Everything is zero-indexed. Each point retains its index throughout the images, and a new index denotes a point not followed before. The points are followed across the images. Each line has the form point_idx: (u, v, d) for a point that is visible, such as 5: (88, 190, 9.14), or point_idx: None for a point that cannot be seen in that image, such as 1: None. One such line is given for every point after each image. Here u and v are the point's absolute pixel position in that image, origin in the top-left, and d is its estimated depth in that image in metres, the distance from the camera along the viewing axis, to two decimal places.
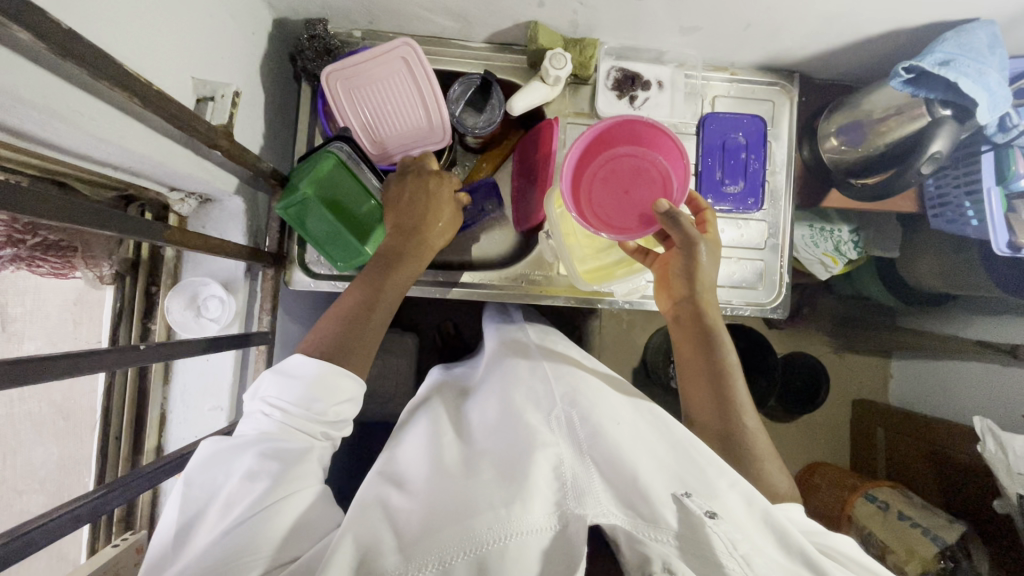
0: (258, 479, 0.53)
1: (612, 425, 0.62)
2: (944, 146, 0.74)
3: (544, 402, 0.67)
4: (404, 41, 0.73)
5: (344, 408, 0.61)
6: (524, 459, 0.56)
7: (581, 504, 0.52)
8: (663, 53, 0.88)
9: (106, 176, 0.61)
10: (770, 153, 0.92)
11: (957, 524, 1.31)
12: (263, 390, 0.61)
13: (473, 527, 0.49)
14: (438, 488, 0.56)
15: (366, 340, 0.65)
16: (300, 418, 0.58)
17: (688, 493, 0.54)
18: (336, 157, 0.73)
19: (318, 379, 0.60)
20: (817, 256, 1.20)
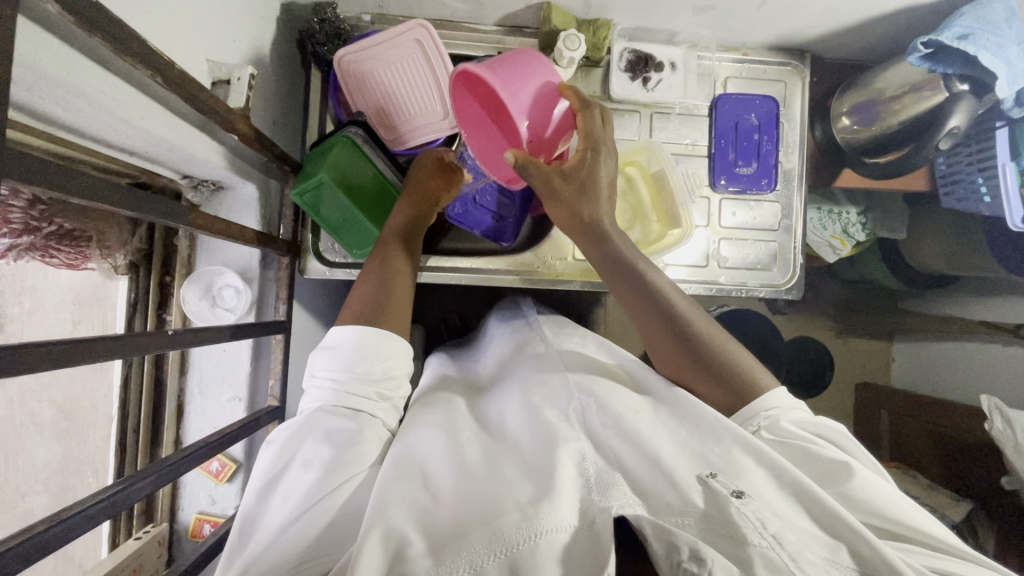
0: (305, 471, 0.54)
1: (634, 415, 0.59)
2: (961, 121, 0.75)
3: (561, 392, 0.65)
4: (419, 23, 0.72)
5: (391, 362, 0.62)
6: (548, 457, 0.55)
7: (606, 496, 0.52)
8: (675, 34, 0.87)
9: (121, 161, 0.60)
10: (782, 134, 0.92)
11: (962, 503, 1.36)
12: (312, 369, 0.64)
13: (501, 530, 0.48)
14: (461, 488, 0.54)
15: (394, 320, 0.65)
16: (351, 382, 0.61)
17: (714, 474, 0.53)
18: (350, 142, 0.72)
19: (360, 345, 0.62)
20: (825, 238, 1.20)
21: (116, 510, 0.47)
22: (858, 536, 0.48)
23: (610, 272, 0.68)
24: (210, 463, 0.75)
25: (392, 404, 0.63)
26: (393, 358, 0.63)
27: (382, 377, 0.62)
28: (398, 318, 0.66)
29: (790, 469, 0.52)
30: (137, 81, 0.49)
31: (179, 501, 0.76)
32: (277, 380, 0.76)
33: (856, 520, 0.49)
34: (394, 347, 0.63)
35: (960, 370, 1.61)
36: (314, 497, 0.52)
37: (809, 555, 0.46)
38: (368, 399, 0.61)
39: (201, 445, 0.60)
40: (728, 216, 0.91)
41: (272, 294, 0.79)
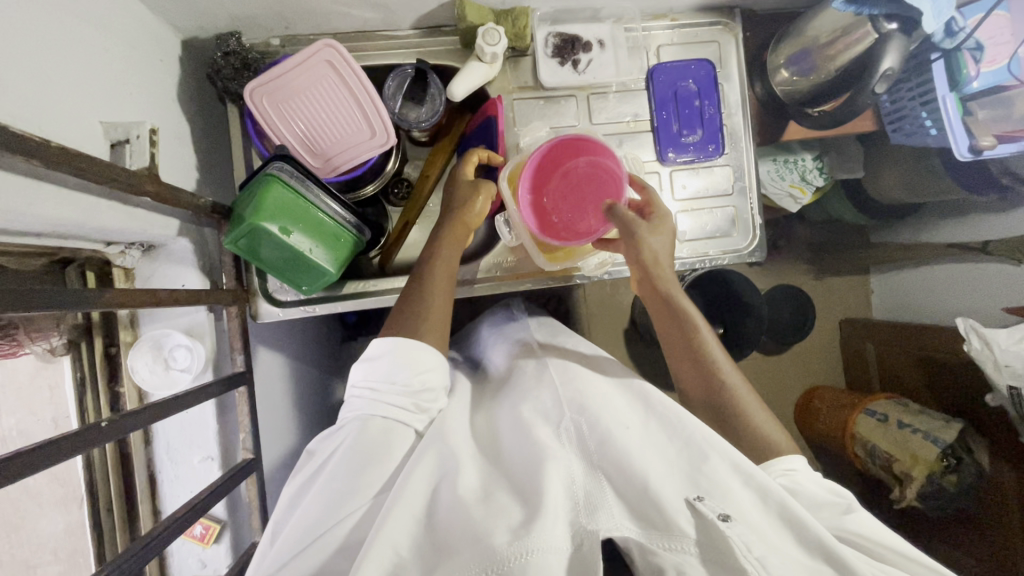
0: (325, 493, 0.57)
1: (623, 430, 0.59)
2: (893, 62, 0.75)
3: (552, 409, 0.64)
4: (326, 44, 0.69)
5: (426, 374, 0.65)
6: (536, 474, 0.54)
7: (594, 518, 0.51)
8: (599, 10, 0.84)
9: (30, 245, 0.57)
10: (723, 96, 0.90)
11: (954, 423, 1.41)
12: (353, 379, 0.67)
13: (489, 550, 0.48)
14: (449, 508, 0.54)
15: (432, 335, 0.69)
16: (390, 393, 0.64)
17: (701, 497, 0.52)
18: (281, 180, 0.69)
19: (398, 354, 0.65)
20: (785, 189, 1.20)
21: None
22: (839, 561, 0.48)
23: (662, 323, 0.74)
24: (193, 528, 0.73)
25: (427, 414, 0.65)
26: (428, 370, 0.66)
27: (419, 389, 0.65)
28: (434, 331, 0.69)
29: (775, 489, 0.52)
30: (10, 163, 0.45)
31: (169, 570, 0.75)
32: (247, 433, 0.75)
33: (832, 538, 0.50)
34: (427, 356, 0.66)
35: (936, 294, 1.63)
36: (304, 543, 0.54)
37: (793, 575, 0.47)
38: (405, 408, 0.64)
39: (184, 512, 0.60)
40: (681, 188, 0.90)
41: (227, 345, 0.77)
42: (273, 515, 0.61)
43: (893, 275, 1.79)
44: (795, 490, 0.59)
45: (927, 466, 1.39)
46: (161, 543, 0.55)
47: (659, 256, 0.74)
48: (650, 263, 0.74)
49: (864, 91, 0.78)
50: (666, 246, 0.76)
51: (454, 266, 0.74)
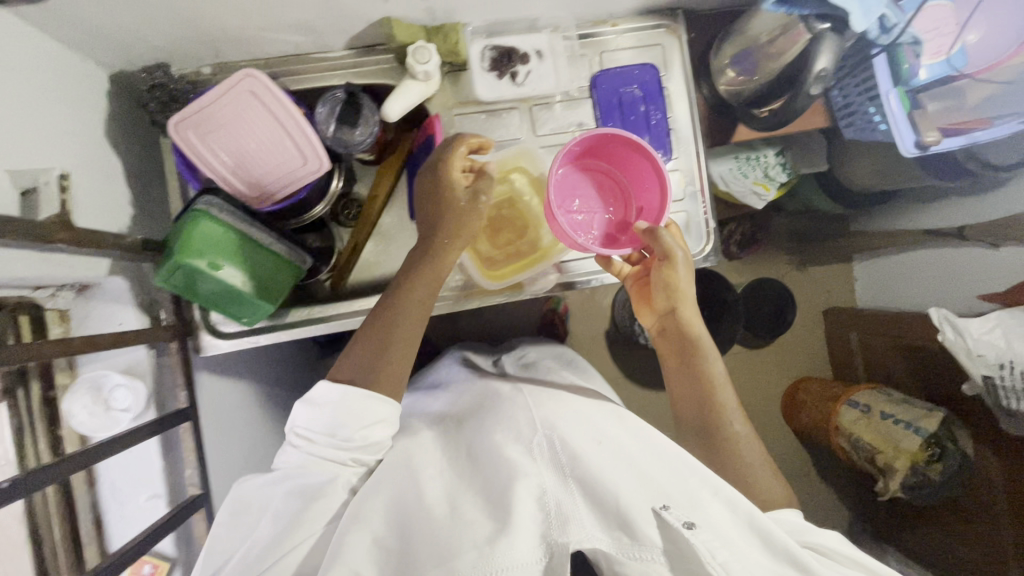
0: (270, 528, 0.59)
1: (592, 448, 0.60)
2: (828, 63, 0.69)
3: (524, 428, 0.65)
4: (246, 74, 0.68)
5: (370, 425, 0.63)
6: (506, 490, 0.56)
7: (565, 531, 0.53)
8: (536, 20, 0.82)
9: None
10: (670, 100, 0.88)
11: (937, 411, 1.40)
12: (296, 420, 0.66)
13: (457, 567, 0.51)
14: (425, 525, 0.56)
15: (387, 376, 0.66)
16: (326, 446, 0.63)
17: (667, 506, 0.54)
18: (209, 215, 0.68)
19: (344, 405, 0.62)
20: (748, 187, 1.18)
21: None
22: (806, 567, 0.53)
23: (674, 357, 0.81)
24: (141, 567, 0.73)
25: (366, 464, 0.65)
26: (372, 423, 0.63)
27: (361, 443, 0.63)
28: (395, 371, 0.66)
29: (745, 500, 0.55)
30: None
31: None
32: (194, 468, 0.75)
33: (798, 548, 0.54)
34: (375, 408, 0.63)
35: (916, 281, 1.61)
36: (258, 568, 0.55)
37: None
38: (345, 463, 0.63)
39: (118, 556, 0.59)
40: None
41: (170, 381, 0.76)
42: (215, 529, 0.63)
43: (875, 261, 1.77)
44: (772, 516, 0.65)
45: (911, 456, 1.38)
46: None
47: (682, 294, 0.79)
48: (674, 296, 0.79)
49: (800, 93, 0.72)
50: (692, 287, 0.80)
51: (427, 304, 0.70)
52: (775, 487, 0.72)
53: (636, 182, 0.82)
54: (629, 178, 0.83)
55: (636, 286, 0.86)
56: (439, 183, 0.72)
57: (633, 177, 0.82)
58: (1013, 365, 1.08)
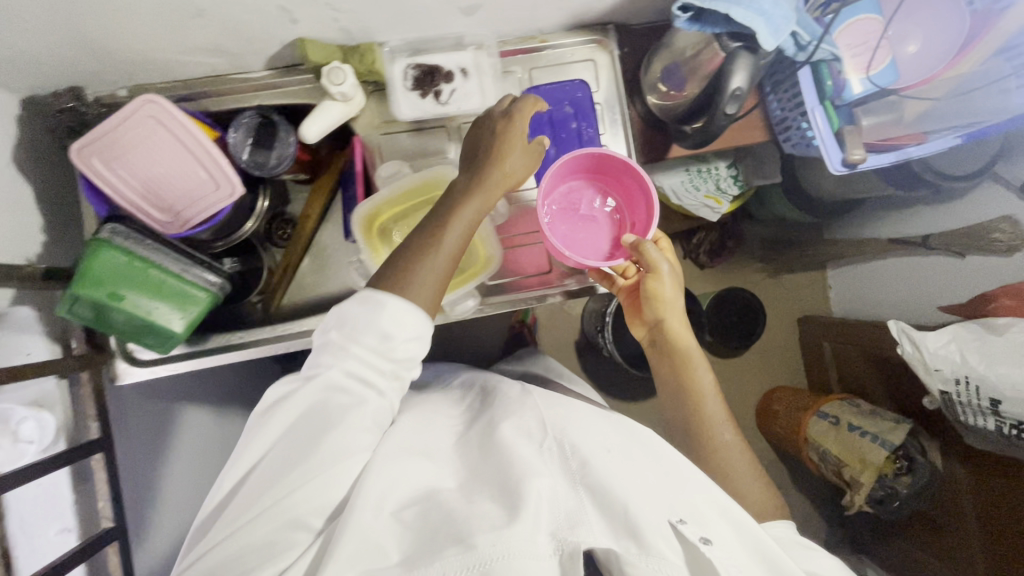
0: (284, 451, 0.55)
1: (603, 455, 0.60)
2: (744, 81, 0.66)
3: (532, 427, 0.64)
4: (145, 99, 0.67)
5: (408, 332, 0.58)
6: (519, 481, 0.55)
7: (575, 531, 0.54)
8: (460, 37, 0.81)
9: None
10: (603, 117, 0.87)
11: (904, 423, 1.39)
12: (326, 322, 0.60)
13: (473, 549, 0.50)
14: (435, 505, 0.55)
15: (428, 288, 0.62)
16: (361, 353, 0.57)
17: (683, 519, 0.56)
18: (110, 243, 0.67)
19: (388, 311, 0.57)
20: (700, 200, 1.17)
21: None
22: None
23: (666, 368, 0.84)
24: None
25: (400, 384, 0.60)
26: (412, 331, 0.58)
27: (399, 360, 0.58)
28: (433, 287, 0.62)
29: (753, 527, 0.58)
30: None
31: None
32: (107, 500, 0.74)
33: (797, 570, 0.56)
34: (409, 315, 0.58)
35: (885, 290, 1.59)
36: (267, 502, 0.53)
37: None
38: (380, 370, 0.58)
39: None
40: None
41: (85, 411, 0.74)
42: (240, 436, 0.58)
43: (846, 270, 1.75)
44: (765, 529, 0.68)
45: (877, 468, 1.37)
46: None
47: (665, 311, 0.82)
48: (658, 313, 0.82)
49: (715, 113, 0.69)
50: (678, 301, 0.83)
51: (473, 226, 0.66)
52: (764, 496, 0.73)
53: (629, 202, 0.84)
54: (622, 199, 0.85)
55: (625, 296, 0.87)
56: (502, 129, 0.70)
57: (626, 197, 0.84)
58: (969, 381, 1.06)
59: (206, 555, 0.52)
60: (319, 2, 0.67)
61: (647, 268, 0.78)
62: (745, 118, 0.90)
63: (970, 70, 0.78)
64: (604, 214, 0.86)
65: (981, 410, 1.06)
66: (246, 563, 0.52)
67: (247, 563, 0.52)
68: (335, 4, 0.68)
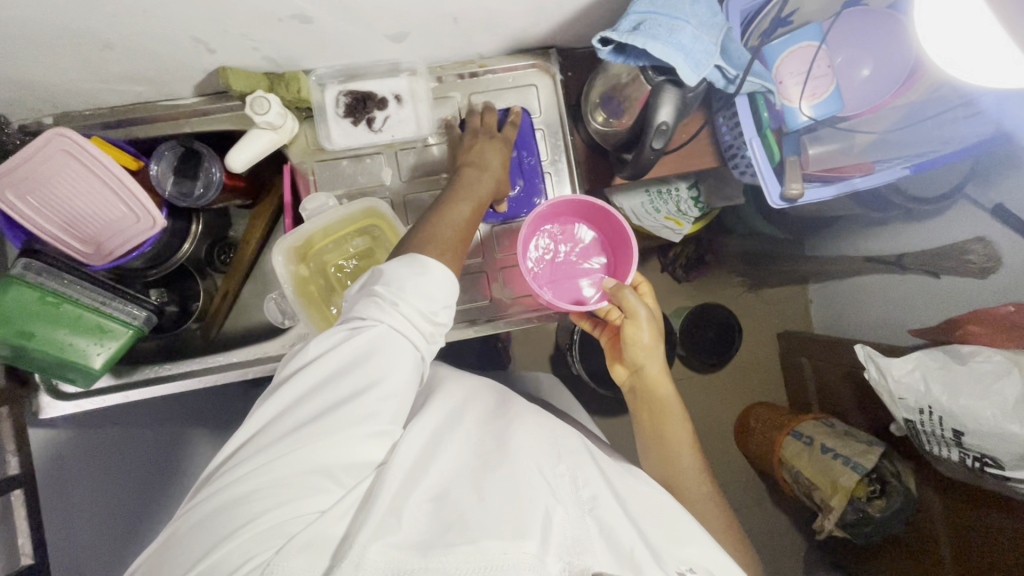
0: (322, 395, 0.51)
1: (612, 494, 0.58)
2: (670, 115, 0.64)
3: (556, 442, 0.62)
4: (54, 134, 0.66)
5: (442, 301, 0.58)
6: (536, 500, 0.53)
7: (584, 557, 0.51)
8: (395, 63, 0.79)
9: None
10: (545, 143, 0.85)
11: (876, 446, 1.36)
12: (373, 277, 0.58)
13: (486, 552, 0.48)
14: (452, 498, 0.52)
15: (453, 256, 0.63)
16: (412, 313, 0.55)
17: (683, 570, 0.55)
18: (21, 279, 0.66)
19: (430, 278, 0.57)
20: (660, 222, 1.14)
21: None
22: None
23: (645, 410, 0.79)
24: None
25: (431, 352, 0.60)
26: (446, 296, 0.58)
27: (433, 332, 0.58)
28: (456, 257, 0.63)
29: None
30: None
31: None
32: (27, 537, 0.71)
33: None
34: (435, 283, 0.57)
35: (863, 309, 1.55)
36: (296, 443, 0.48)
37: None
38: (421, 331, 0.56)
39: None
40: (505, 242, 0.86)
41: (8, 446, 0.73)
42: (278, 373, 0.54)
43: (827, 287, 1.71)
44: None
45: (849, 492, 1.34)
46: None
47: (644, 356, 0.79)
48: (636, 356, 0.79)
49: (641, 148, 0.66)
50: (659, 350, 0.80)
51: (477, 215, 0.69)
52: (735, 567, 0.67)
53: (615, 242, 0.84)
54: (609, 237, 0.86)
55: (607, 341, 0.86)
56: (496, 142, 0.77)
57: (611, 235, 0.85)
58: (932, 410, 0.98)
59: (222, 491, 0.47)
60: (235, 33, 0.66)
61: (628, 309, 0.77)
62: (694, 144, 0.87)
63: (919, 97, 0.76)
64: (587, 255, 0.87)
65: (944, 441, 0.98)
66: (269, 500, 0.47)
67: (269, 500, 0.47)
68: (253, 35, 0.67)
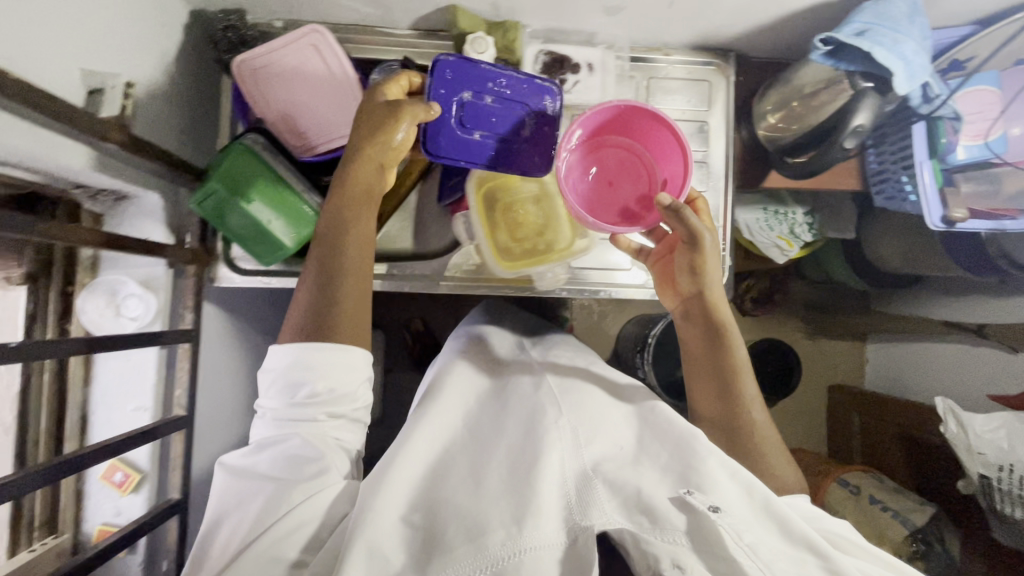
0: (262, 498, 0.59)
1: (605, 461, 0.65)
2: (866, 119, 0.73)
3: (520, 437, 0.68)
4: (313, 28, 0.72)
5: (334, 380, 0.63)
6: (525, 492, 0.59)
7: (587, 516, 0.57)
8: (594, 35, 0.86)
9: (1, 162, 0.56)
10: (707, 136, 0.91)
11: (928, 506, 1.25)
12: (265, 394, 0.66)
13: (486, 546, 0.54)
14: (433, 517, 0.59)
15: (345, 310, 0.66)
16: (295, 403, 0.63)
17: (691, 492, 0.58)
18: (251, 150, 0.73)
19: (301, 361, 0.63)
20: (772, 239, 1.17)
21: None
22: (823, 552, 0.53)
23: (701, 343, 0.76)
24: (113, 473, 0.75)
25: (344, 417, 0.65)
26: (337, 375, 0.63)
27: (327, 395, 0.63)
28: (348, 316, 0.66)
29: (761, 486, 0.58)
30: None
31: (84, 512, 0.76)
32: (184, 389, 0.77)
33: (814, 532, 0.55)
34: (345, 364, 0.64)
35: (924, 371, 1.57)
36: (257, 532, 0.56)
37: (778, 559, 0.53)
38: (316, 419, 0.63)
39: (79, 453, 0.60)
40: None
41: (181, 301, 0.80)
42: (210, 510, 0.62)
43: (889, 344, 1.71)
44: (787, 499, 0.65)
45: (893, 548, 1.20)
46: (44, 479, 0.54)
47: (711, 276, 0.75)
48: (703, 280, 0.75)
49: (834, 145, 0.75)
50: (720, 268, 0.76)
51: (366, 242, 0.68)
52: (786, 474, 0.70)
53: (647, 136, 0.74)
54: (652, 153, 0.76)
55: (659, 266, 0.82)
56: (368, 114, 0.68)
57: (656, 150, 0.75)
58: (1013, 469, 0.98)
59: None
60: None
61: (690, 230, 0.69)
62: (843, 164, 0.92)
63: None
64: (626, 166, 0.77)
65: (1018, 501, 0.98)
66: None
67: None
68: None
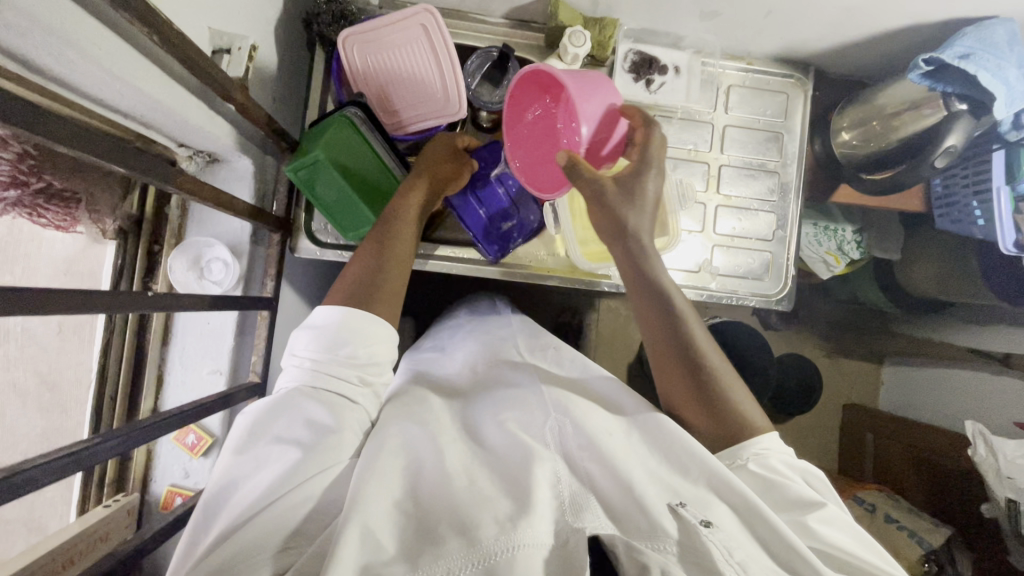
0: (272, 465, 0.49)
1: (605, 438, 0.55)
2: (958, 141, 0.75)
3: (489, 427, 0.58)
4: (423, 8, 0.71)
5: (377, 346, 0.58)
6: (520, 481, 0.50)
7: (580, 517, 0.48)
8: (681, 38, 0.87)
9: (126, 111, 0.56)
10: (781, 147, 0.92)
11: (942, 528, 1.15)
12: (295, 346, 0.58)
13: (477, 539, 0.44)
14: (411, 503, 0.49)
15: (391, 285, 0.62)
16: (331, 362, 0.56)
17: (684, 503, 0.50)
18: (351, 125, 0.72)
19: (345, 324, 0.57)
20: (820, 254, 1.18)
21: (92, 463, 0.46)
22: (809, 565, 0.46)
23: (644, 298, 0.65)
24: (187, 434, 0.75)
25: (372, 388, 0.58)
26: (377, 343, 0.58)
27: (365, 362, 0.58)
28: (392, 295, 0.62)
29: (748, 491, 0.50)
30: (121, 27, 0.47)
31: (152, 472, 0.76)
32: (258, 357, 0.76)
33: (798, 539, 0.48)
34: (387, 335, 0.59)
35: (939, 397, 1.46)
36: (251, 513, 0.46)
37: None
38: (350, 381, 0.56)
39: (176, 411, 0.58)
40: (724, 226, 0.91)
41: (260, 270, 0.79)
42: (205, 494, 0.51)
43: (907, 370, 1.59)
44: (762, 464, 0.56)
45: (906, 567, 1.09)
46: (146, 434, 0.53)
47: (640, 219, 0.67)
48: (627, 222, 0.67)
49: (924, 163, 0.78)
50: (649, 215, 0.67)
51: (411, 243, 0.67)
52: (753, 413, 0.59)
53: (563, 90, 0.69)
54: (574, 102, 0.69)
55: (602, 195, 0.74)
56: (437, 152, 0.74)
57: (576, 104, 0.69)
58: None
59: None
60: None
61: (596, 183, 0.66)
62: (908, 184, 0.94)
63: None
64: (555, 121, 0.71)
65: None
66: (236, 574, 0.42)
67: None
68: None
